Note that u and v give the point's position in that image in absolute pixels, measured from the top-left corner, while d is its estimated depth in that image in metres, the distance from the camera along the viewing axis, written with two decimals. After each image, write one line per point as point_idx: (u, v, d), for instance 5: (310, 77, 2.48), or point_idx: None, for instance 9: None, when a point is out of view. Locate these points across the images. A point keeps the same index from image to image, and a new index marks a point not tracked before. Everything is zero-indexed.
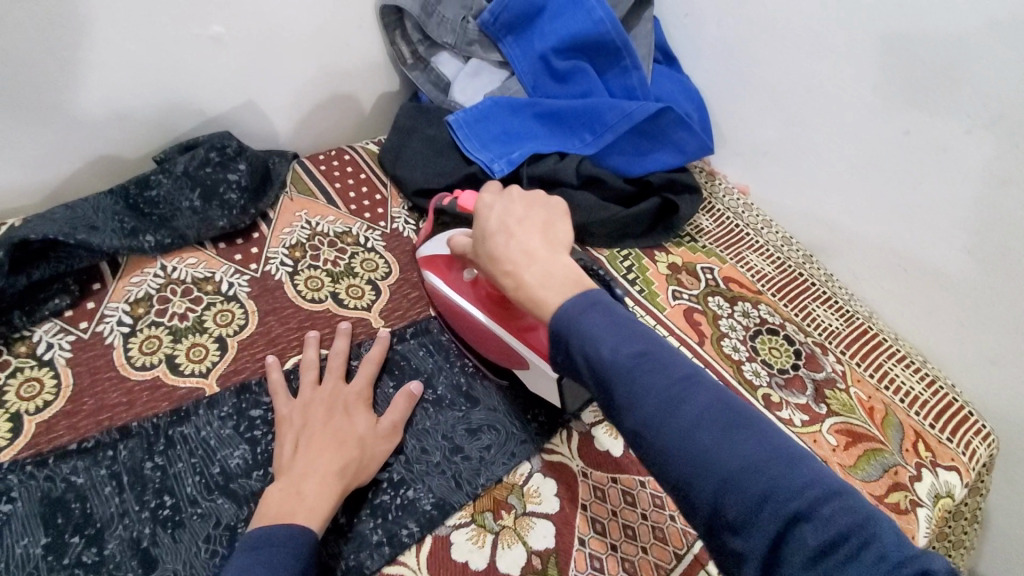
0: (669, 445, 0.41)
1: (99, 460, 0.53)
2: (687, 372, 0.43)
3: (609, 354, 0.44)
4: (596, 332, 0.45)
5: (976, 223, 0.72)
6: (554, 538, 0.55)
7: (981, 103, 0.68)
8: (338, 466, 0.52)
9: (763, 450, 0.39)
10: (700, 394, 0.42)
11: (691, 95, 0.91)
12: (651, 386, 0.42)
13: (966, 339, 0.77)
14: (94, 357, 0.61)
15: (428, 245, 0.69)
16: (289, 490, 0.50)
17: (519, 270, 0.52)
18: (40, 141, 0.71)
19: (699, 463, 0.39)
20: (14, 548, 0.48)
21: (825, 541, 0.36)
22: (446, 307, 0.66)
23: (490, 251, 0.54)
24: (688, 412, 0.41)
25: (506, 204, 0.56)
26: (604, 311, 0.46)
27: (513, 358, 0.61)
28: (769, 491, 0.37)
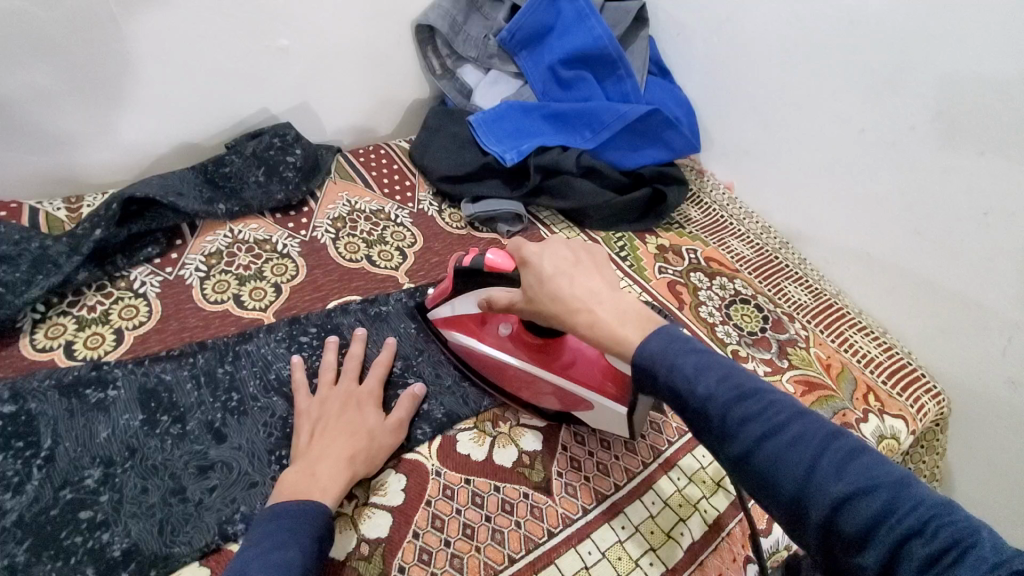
0: (781, 478, 0.41)
1: (182, 364, 0.66)
2: (784, 402, 0.44)
3: (706, 393, 0.45)
4: (690, 372, 0.47)
5: (924, 207, 0.82)
6: (542, 444, 0.66)
7: (921, 106, 0.80)
8: (349, 452, 0.57)
9: (872, 476, 0.39)
10: (800, 425, 0.42)
11: (680, 102, 1.04)
12: (751, 422, 0.43)
13: (924, 311, 0.87)
14: (177, 293, 0.76)
15: (445, 304, 0.71)
16: (305, 471, 0.55)
17: (593, 311, 0.54)
18: (138, 126, 0.87)
19: (807, 488, 0.40)
20: (119, 421, 0.61)
21: (934, 549, 0.35)
22: (487, 364, 0.69)
23: (553, 292, 0.57)
24: (789, 444, 0.41)
25: (556, 251, 0.58)
26: (693, 350, 0.48)
27: (570, 400, 0.65)
28: (880, 512, 0.37)
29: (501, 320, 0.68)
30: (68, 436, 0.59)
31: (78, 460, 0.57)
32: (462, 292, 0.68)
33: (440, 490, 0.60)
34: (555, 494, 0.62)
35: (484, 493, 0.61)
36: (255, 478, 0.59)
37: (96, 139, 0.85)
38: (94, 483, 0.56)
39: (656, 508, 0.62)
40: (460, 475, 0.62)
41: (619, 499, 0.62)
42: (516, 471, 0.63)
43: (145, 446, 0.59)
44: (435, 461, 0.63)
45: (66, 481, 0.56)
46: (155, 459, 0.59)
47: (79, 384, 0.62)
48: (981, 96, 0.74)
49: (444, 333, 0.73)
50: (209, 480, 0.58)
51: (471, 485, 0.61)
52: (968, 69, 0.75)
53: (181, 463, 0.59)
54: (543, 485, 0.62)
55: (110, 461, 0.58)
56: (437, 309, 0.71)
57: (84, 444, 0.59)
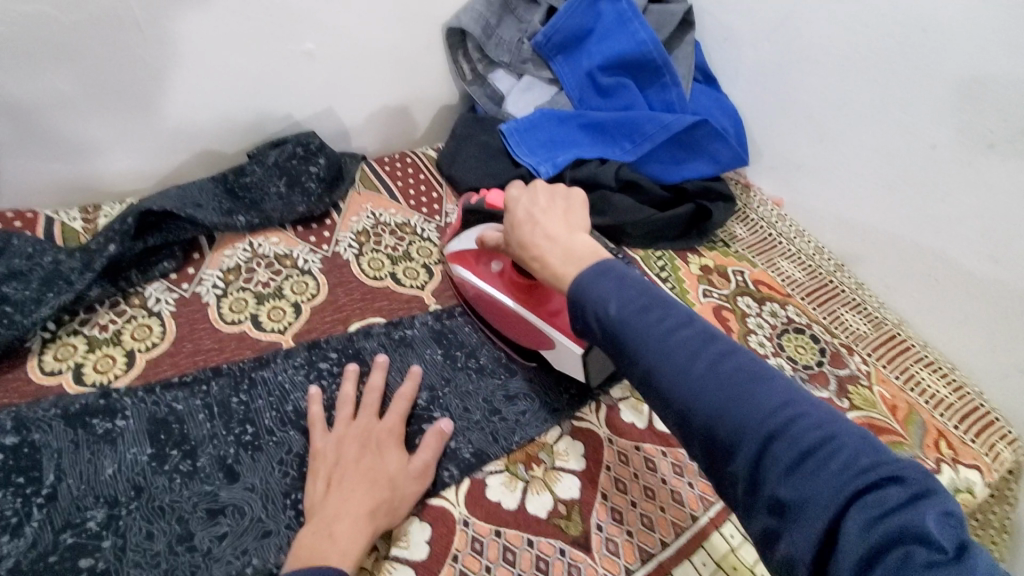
0: (670, 388, 0.44)
1: (195, 392, 0.62)
2: (685, 322, 0.47)
3: (616, 311, 0.48)
4: (605, 293, 0.50)
5: (1004, 232, 0.74)
6: (579, 490, 0.60)
7: (1007, 120, 0.71)
8: (370, 506, 0.52)
9: (748, 381, 0.42)
10: (692, 340, 0.45)
11: (728, 111, 0.98)
12: (651, 335, 0.46)
13: (1001, 348, 0.78)
14: (193, 312, 0.72)
15: (453, 241, 0.76)
16: (321, 532, 0.50)
17: (543, 249, 0.57)
18: (156, 132, 0.83)
19: (692, 395, 0.43)
20: (126, 455, 0.56)
21: (796, 453, 0.38)
22: (474, 295, 0.73)
23: (517, 235, 0.61)
24: (681, 352, 0.45)
25: (531, 197, 0.62)
26: (610, 273, 0.51)
27: (540, 339, 0.67)
28: (750, 413, 0.41)
29: (495, 257, 0.71)
30: (72, 472, 0.55)
31: (81, 499, 0.53)
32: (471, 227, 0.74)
33: (468, 543, 0.55)
34: (595, 552, 0.56)
35: (516, 548, 0.55)
36: (269, 526, 0.54)
37: (113, 146, 0.81)
38: (97, 526, 0.52)
39: (707, 571, 0.56)
40: (490, 526, 0.56)
41: (667, 558, 0.56)
42: (551, 522, 0.57)
43: (152, 485, 0.55)
44: (463, 509, 0.57)
45: (67, 523, 0.52)
46: (162, 500, 0.54)
47: (86, 413, 0.58)
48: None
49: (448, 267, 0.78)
50: (219, 526, 0.53)
51: (502, 538, 0.56)
52: None
53: (189, 505, 0.54)
54: (581, 540, 0.57)
55: (115, 501, 0.54)
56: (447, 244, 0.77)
57: (88, 481, 0.54)
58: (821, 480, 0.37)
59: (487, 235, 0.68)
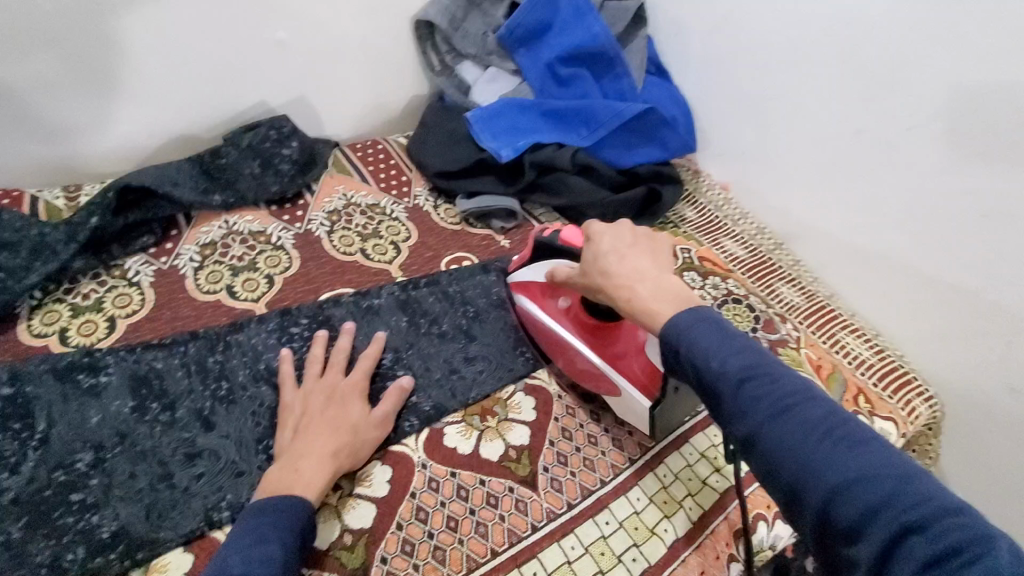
0: (785, 460, 0.42)
1: (173, 352, 0.67)
2: (801, 389, 0.45)
3: (723, 370, 0.47)
4: (712, 349, 0.48)
5: (920, 208, 0.82)
6: (530, 438, 0.66)
7: (922, 107, 0.80)
8: (332, 449, 0.57)
9: (877, 465, 0.39)
10: (809, 410, 0.43)
11: (678, 102, 1.05)
12: (759, 399, 0.44)
13: (917, 312, 0.87)
14: (171, 282, 0.76)
15: (521, 271, 0.76)
16: (288, 467, 0.56)
17: (635, 285, 0.57)
18: (136, 114, 0.87)
19: (808, 467, 0.41)
20: (110, 406, 0.61)
21: (936, 549, 0.35)
22: (544, 331, 0.74)
23: (603, 268, 0.60)
24: (797, 423, 0.42)
25: (614, 232, 0.62)
26: (720, 331, 0.49)
27: (607, 384, 0.67)
28: (878, 500, 0.38)
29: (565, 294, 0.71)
30: (61, 420, 0.59)
31: (71, 444, 0.58)
32: (540, 260, 0.73)
33: (427, 482, 0.61)
34: (540, 489, 0.62)
35: (469, 486, 0.61)
36: (242, 467, 0.59)
37: (92, 127, 0.85)
38: (85, 467, 0.57)
39: (641, 504, 0.62)
40: (446, 468, 0.62)
41: (605, 493, 0.63)
42: (502, 465, 0.64)
43: (135, 432, 0.60)
44: (421, 454, 0.63)
45: (60, 463, 0.57)
46: (144, 445, 0.59)
47: (72, 369, 0.62)
48: (991, 90, 0.73)
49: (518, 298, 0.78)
50: (196, 467, 0.58)
51: (456, 478, 0.62)
52: (969, 63, 0.74)
53: (168, 450, 0.59)
54: (528, 480, 0.63)
55: (100, 446, 0.58)
56: (516, 273, 0.77)
57: (75, 428, 0.59)
58: None
59: (559, 272, 0.68)
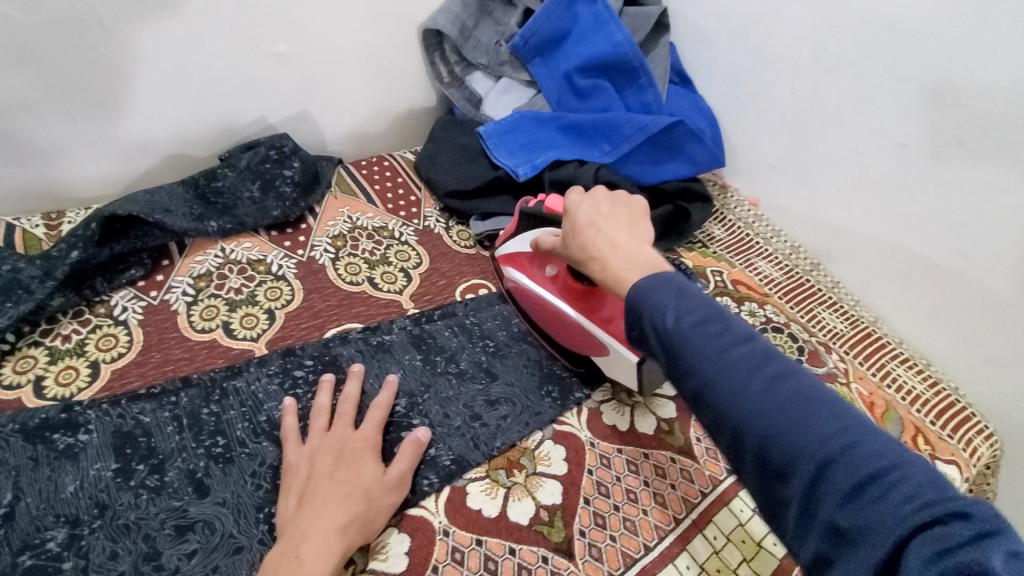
0: (720, 402, 0.39)
1: (163, 404, 0.60)
2: (741, 333, 0.42)
3: (673, 320, 0.43)
4: (662, 299, 0.45)
5: (976, 228, 0.75)
6: (562, 495, 0.59)
7: (974, 117, 0.73)
8: (342, 523, 0.50)
9: (806, 401, 0.38)
10: (747, 351, 0.40)
11: (705, 113, 0.98)
12: (702, 343, 0.41)
13: (975, 342, 0.79)
14: (161, 320, 0.69)
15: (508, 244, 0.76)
16: (288, 554, 0.48)
17: (610, 252, 0.53)
18: (122, 135, 0.81)
19: (744, 410, 0.38)
20: (89, 471, 0.54)
21: (856, 479, 0.34)
22: (527, 298, 0.74)
23: (581, 241, 0.57)
24: (740, 369, 0.39)
25: (593, 203, 0.59)
26: (671, 280, 0.46)
27: (594, 346, 0.67)
28: (805, 437, 0.36)
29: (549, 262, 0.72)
30: (30, 490, 0.52)
31: (40, 519, 0.51)
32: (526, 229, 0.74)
33: (449, 553, 0.54)
34: (577, 558, 0.55)
35: (497, 557, 0.54)
36: (241, 542, 0.52)
37: (73, 150, 0.79)
38: (57, 547, 0.49)
39: (692, 574, 0.55)
40: (471, 535, 0.55)
41: (650, 561, 0.56)
42: (533, 529, 0.56)
43: (117, 502, 0.53)
44: (443, 518, 0.56)
45: (26, 544, 0.49)
46: (127, 517, 0.52)
47: (46, 428, 0.56)
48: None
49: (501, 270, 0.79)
50: (187, 543, 0.51)
51: (483, 547, 0.54)
52: None
53: (156, 522, 0.52)
54: (564, 547, 0.56)
55: (76, 520, 0.51)
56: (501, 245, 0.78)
57: (48, 499, 0.52)
58: (882, 513, 0.33)
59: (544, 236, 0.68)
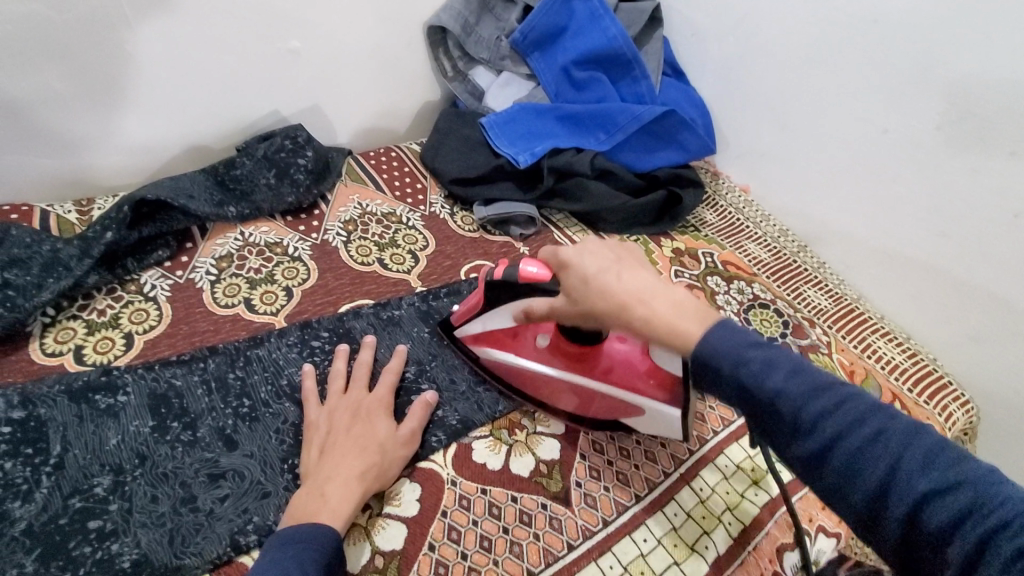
0: (862, 481, 0.40)
1: (193, 369, 0.65)
2: (865, 401, 0.42)
3: (769, 385, 0.44)
4: (769, 369, 0.44)
5: (949, 208, 0.80)
6: (560, 452, 0.64)
7: (948, 104, 0.78)
8: (360, 470, 0.55)
9: (961, 477, 0.37)
10: (879, 423, 0.40)
11: (695, 102, 1.03)
12: (825, 421, 0.41)
13: (951, 320, 0.85)
14: (188, 296, 0.75)
15: (475, 321, 0.68)
16: (314, 492, 0.53)
17: (647, 301, 0.51)
18: (147, 127, 0.86)
19: (868, 471, 0.40)
20: (128, 427, 0.59)
21: (1020, 546, 0.33)
22: (520, 376, 0.67)
23: (602, 291, 0.53)
24: (870, 445, 0.40)
25: (593, 250, 0.56)
26: (747, 339, 0.46)
27: (622, 409, 0.63)
28: (964, 513, 0.36)
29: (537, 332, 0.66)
30: (77, 443, 0.58)
31: (86, 468, 0.56)
32: (494, 305, 0.65)
33: (457, 500, 0.59)
34: (574, 505, 0.60)
35: (501, 503, 0.59)
36: (268, 488, 0.57)
37: (102, 140, 0.84)
38: (104, 492, 0.55)
39: (679, 519, 0.60)
40: (476, 485, 0.60)
41: (639, 510, 0.61)
42: (534, 480, 0.62)
43: (155, 453, 0.58)
44: (450, 470, 0.61)
45: (75, 489, 0.55)
46: (165, 466, 0.57)
47: (88, 389, 0.61)
48: (1001, 91, 0.73)
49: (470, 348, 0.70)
50: (220, 489, 0.56)
51: (487, 495, 0.60)
52: (997, 59, 0.73)
53: (191, 471, 0.57)
54: (561, 496, 0.61)
55: (119, 469, 0.57)
56: (463, 325, 0.69)
57: (93, 451, 0.57)
58: None
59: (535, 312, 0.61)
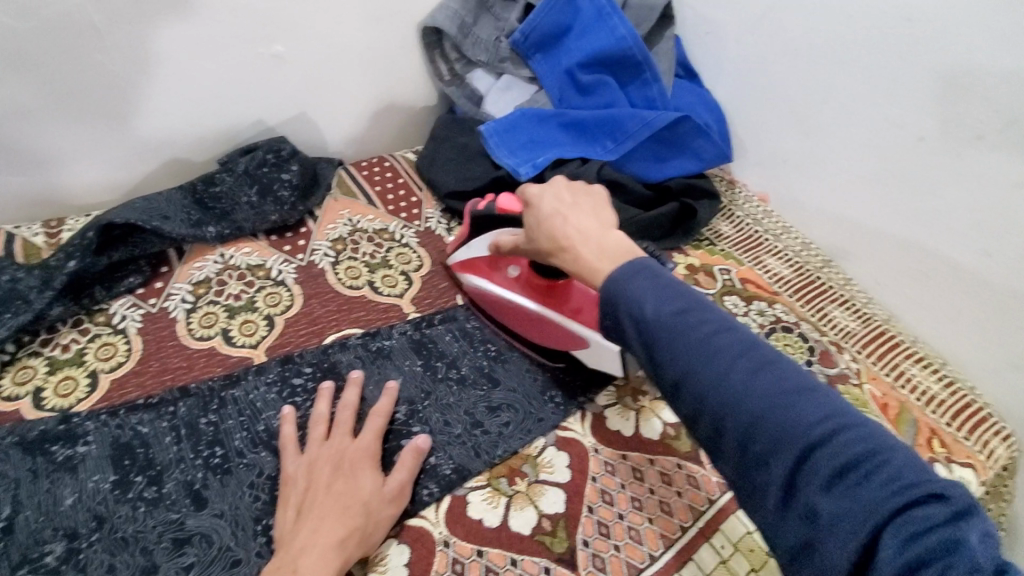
0: (706, 395, 0.38)
1: (161, 414, 0.59)
2: (717, 316, 0.41)
3: (652, 312, 0.41)
4: (636, 290, 0.43)
5: (994, 223, 0.73)
6: (565, 504, 0.58)
7: (991, 111, 0.70)
8: (340, 535, 0.49)
9: (792, 390, 0.37)
10: (728, 339, 0.39)
11: (711, 107, 0.96)
12: (683, 338, 0.40)
13: (992, 346, 0.77)
14: (160, 328, 0.69)
15: (461, 250, 0.75)
16: (285, 567, 0.47)
17: (576, 244, 0.51)
18: (119, 140, 0.80)
19: (712, 396, 0.38)
20: (87, 483, 0.54)
21: (840, 466, 0.34)
22: (491, 303, 0.73)
23: (548, 234, 0.54)
24: (722, 358, 0.38)
25: (555, 193, 0.57)
26: (646, 274, 0.44)
27: (574, 341, 0.67)
28: (790, 428, 0.35)
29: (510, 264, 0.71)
30: (29, 504, 0.52)
31: (39, 533, 0.51)
32: (480, 233, 0.72)
33: (449, 565, 0.53)
34: (581, 569, 0.54)
35: (499, 568, 0.53)
36: (238, 555, 0.51)
37: (72, 157, 0.78)
38: (55, 561, 0.49)
39: None
40: (471, 546, 0.54)
41: (674, 555, 0.56)
42: (535, 540, 0.55)
43: (115, 514, 0.52)
44: (443, 529, 0.55)
45: (24, 558, 0.49)
46: (125, 530, 0.51)
47: (45, 440, 0.56)
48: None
49: (458, 277, 0.77)
50: (185, 557, 0.50)
51: (484, 559, 0.54)
52: None
53: (153, 536, 0.51)
54: (567, 558, 0.54)
55: (74, 534, 0.51)
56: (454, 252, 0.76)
57: (47, 512, 0.52)
58: (866, 493, 0.33)
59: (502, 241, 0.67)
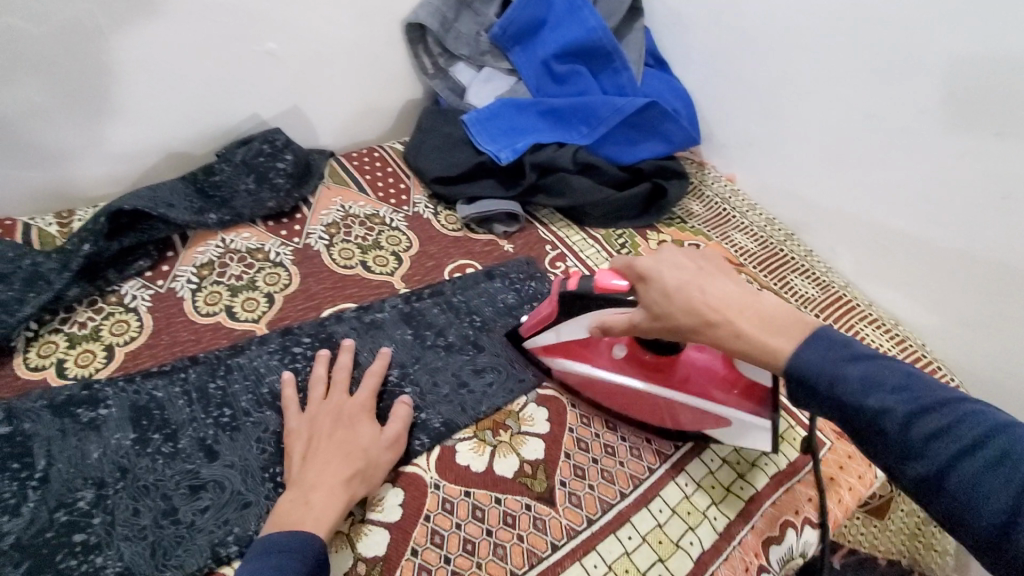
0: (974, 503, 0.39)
1: (173, 380, 0.65)
2: (977, 415, 0.41)
3: (897, 412, 0.42)
4: (880, 391, 0.43)
5: (941, 192, 0.79)
6: (544, 451, 0.64)
7: (933, 91, 0.77)
8: (344, 475, 0.55)
9: None
10: (992, 441, 0.40)
11: (679, 94, 1.02)
12: (934, 441, 0.41)
13: (938, 309, 0.84)
14: (168, 306, 0.74)
15: (545, 330, 0.68)
16: (298, 500, 0.53)
17: (733, 318, 0.50)
18: (125, 135, 0.85)
19: (980, 498, 0.39)
20: (110, 440, 0.59)
21: None
22: (597, 388, 0.67)
23: (684, 306, 0.52)
24: (985, 464, 0.39)
25: (672, 262, 0.54)
26: (826, 345, 0.47)
27: (705, 418, 0.63)
28: None
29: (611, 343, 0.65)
30: (60, 457, 0.57)
31: (71, 482, 0.56)
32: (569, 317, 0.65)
33: (440, 504, 0.59)
34: (559, 505, 0.60)
35: (484, 505, 0.59)
36: (249, 498, 0.57)
37: (83, 152, 0.83)
38: (87, 505, 0.55)
39: (664, 516, 0.61)
40: (459, 488, 0.60)
41: (643, 492, 0.62)
42: (517, 481, 0.61)
43: (137, 466, 0.58)
44: (434, 474, 0.61)
45: (60, 503, 0.55)
46: (146, 479, 0.57)
47: (70, 403, 0.61)
48: (985, 73, 0.72)
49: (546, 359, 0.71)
50: (201, 500, 0.56)
51: (471, 498, 0.60)
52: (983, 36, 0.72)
53: (172, 483, 0.57)
54: (546, 496, 0.61)
55: (102, 482, 0.56)
56: (538, 336, 0.69)
57: (76, 464, 0.57)
58: None
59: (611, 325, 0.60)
